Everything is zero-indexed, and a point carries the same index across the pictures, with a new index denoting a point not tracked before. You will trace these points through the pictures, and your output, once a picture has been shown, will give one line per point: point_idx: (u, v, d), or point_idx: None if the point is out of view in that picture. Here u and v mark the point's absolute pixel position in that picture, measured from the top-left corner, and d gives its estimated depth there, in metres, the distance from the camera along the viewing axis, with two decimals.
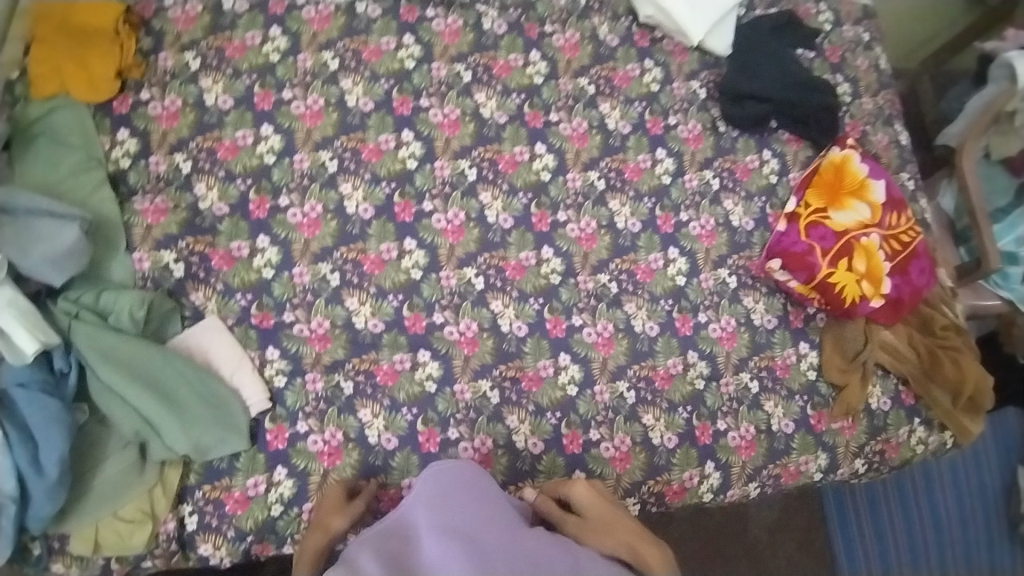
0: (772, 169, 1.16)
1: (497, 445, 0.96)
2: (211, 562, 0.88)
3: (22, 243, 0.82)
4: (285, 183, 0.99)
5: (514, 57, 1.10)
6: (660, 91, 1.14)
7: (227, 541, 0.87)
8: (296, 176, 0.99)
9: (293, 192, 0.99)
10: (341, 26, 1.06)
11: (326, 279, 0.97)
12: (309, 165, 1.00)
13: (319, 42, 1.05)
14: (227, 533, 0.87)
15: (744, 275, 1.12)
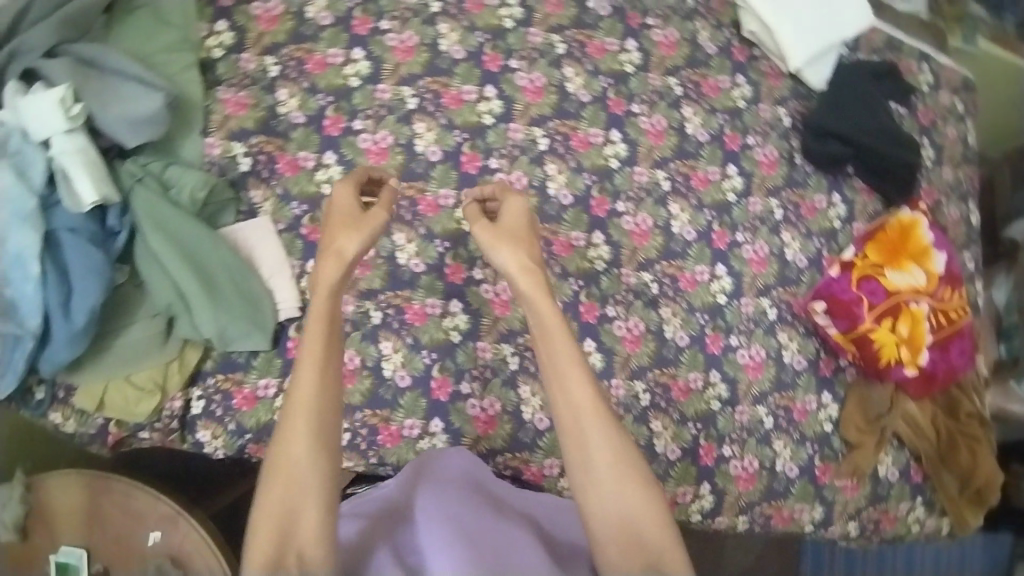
0: (837, 214, 1.14)
1: (504, 410, 0.96)
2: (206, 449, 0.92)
3: (105, 99, 0.84)
4: (363, 108, 0.99)
5: (610, 40, 1.08)
6: (745, 109, 1.13)
7: (227, 434, 0.91)
8: (375, 104, 1.00)
9: (369, 118, 0.99)
10: None
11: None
12: (389, 97, 1.00)
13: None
14: (228, 425, 0.91)
15: (785, 310, 1.10)
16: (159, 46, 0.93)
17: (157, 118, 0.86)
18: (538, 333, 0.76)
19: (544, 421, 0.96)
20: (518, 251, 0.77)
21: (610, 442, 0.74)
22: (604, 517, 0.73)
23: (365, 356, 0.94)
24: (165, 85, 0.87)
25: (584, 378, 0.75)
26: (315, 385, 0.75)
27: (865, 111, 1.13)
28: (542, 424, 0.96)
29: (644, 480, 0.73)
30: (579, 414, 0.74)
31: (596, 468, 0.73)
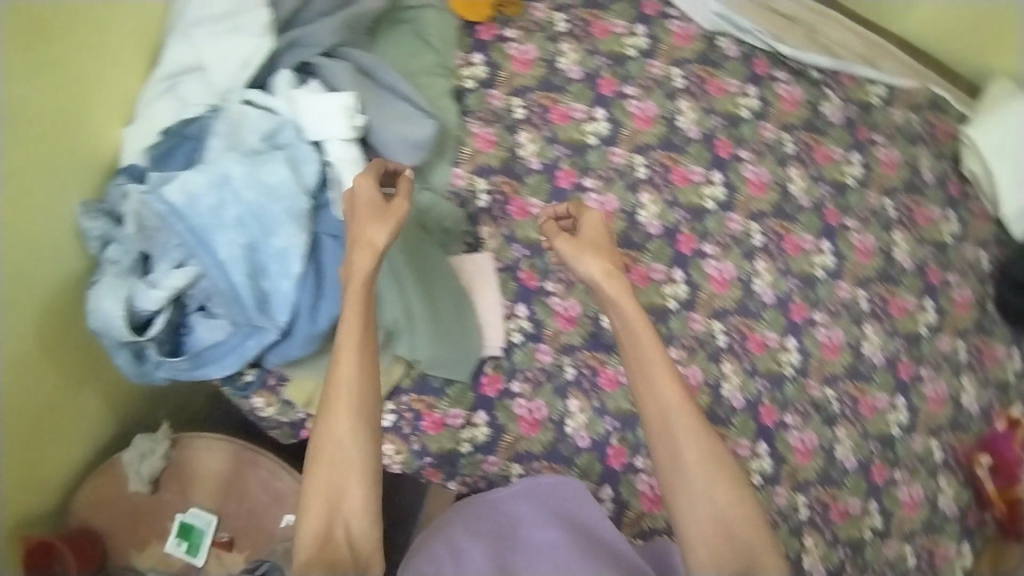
0: (926, 321, 1.06)
1: (548, 418, 0.95)
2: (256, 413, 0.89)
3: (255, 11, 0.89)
4: (474, 109, 1.01)
5: (731, 81, 1.06)
6: (853, 188, 1.07)
7: (278, 402, 0.88)
8: (486, 107, 1.01)
9: (479, 119, 1.01)
10: None
11: (477, 195, 0.99)
12: (500, 105, 1.01)
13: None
14: (280, 394, 0.88)
15: (848, 405, 1.03)
16: None
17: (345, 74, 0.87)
18: (631, 343, 0.78)
19: (584, 439, 0.95)
20: (603, 259, 0.81)
21: (710, 450, 0.74)
22: (708, 524, 0.72)
23: None
24: (336, 37, 0.89)
25: (676, 390, 0.76)
26: (353, 382, 0.77)
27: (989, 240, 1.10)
28: (583, 441, 0.95)
29: (738, 488, 0.74)
30: (669, 422, 0.75)
31: (677, 464, 0.74)
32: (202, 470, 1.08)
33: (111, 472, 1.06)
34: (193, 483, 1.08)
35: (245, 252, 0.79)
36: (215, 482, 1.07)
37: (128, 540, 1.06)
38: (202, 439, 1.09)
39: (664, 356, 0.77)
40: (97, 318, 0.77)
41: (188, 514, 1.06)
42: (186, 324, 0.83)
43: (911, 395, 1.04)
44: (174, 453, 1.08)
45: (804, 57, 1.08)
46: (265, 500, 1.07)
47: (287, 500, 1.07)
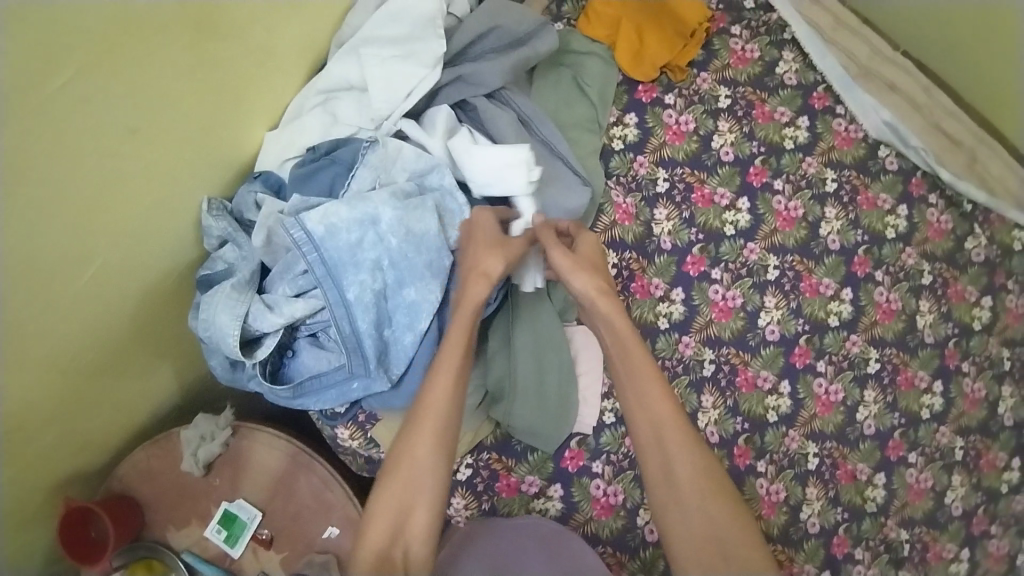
0: (1010, 478, 1.05)
1: (623, 505, 0.90)
2: (337, 441, 0.85)
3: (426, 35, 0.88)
4: (618, 171, 0.98)
5: (883, 197, 1.03)
6: (977, 332, 1.03)
7: (363, 436, 0.85)
8: (630, 171, 0.98)
9: (619, 183, 0.98)
10: (753, 73, 1.04)
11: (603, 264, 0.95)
12: (644, 173, 0.98)
13: (723, 74, 1.04)
14: (367, 430, 0.85)
15: (917, 550, 1.00)
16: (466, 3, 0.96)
17: (507, 122, 0.89)
18: (622, 354, 0.84)
19: (653, 534, 0.90)
20: (595, 278, 0.84)
21: (691, 454, 0.79)
22: (683, 519, 0.78)
23: None
24: (501, 78, 0.89)
25: (668, 406, 0.81)
26: (435, 411, 0.77)
27: None
28: (652, 535, 0.90)
29: (721, 492, 0.78)
30: (665, 433, 0.80)
31: (670, 475, 0.79)
32: (256, 464, 1.02)
33: (169, 445, 1.02)
34: (243, 476, 1.01)
35: (374, 299, 0.79)
36: (267, 479, 1.01)
37: (167, 517, 1.00)
38: (263, 433, 1.03)
39: (657, 372, 0.82)
40: (210, 328, 0.74)
41: (233, 503, 0.99)
42: (293, 348, 0.82)
43: (976, 549, 1.02)
44: (233, 441, 1.02)
45: (966, 189, 1.04)
46: (314, 508, 1.00)
47: (335, 513, 0.99)
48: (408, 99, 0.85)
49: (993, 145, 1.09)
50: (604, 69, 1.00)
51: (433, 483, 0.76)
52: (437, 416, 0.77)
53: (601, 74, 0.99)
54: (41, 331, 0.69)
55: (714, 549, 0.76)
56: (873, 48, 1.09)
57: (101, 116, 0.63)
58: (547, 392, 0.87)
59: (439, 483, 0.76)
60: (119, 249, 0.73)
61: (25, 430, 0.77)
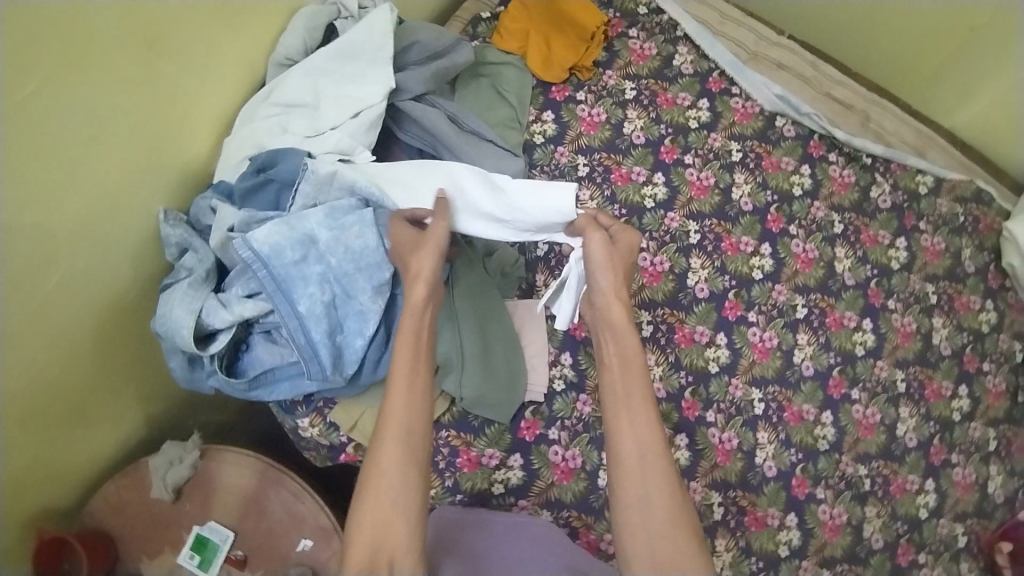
0: (960, 407, 1.10)
1: (583, 468, 0.95)
2: (300, 432, 0.91)
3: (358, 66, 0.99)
4: (541, 162, 1.08)
5: (786, 159, 1.13)
6: (897, 271, 1.11)
7: (323, 424, 0.91)
8: (553, 162, 1.08)
9: (543, 172, 1.07)
10: (653, 67, 1.16)
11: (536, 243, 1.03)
12: (565, 161, 1.08)
13: (627, 70, 1.16)
14: (326, 417, 0.91)
15: (879, 483, 1.04)
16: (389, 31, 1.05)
17: (439, 121, 0.98)
18: (618, 364, 0.81)
19: None
20: (616, 276, 0.85)
21: (665, 482, 0.73)
22: (644, 546, 0.71)
23: None
24: (425, 85, 1.01)
25: (652, 428, 0.76)
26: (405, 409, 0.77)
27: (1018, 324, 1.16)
28: None
29: (681, 528, 0.71)
30: (644, 460, 0.74)
31: (647, 500, 0.73)
32: (224, 484, 1.06)
33: (137, 476, 1.06)
34: (215, 498, 1.05)
35: (325, 310, 0.85)
36: (234, 497, 1.05)
37: (141, 548, 1.03)
38: (228, 453, 1.08)
39: (647, 392, 0.78)
40: (166, 320, 0.81)
41: (205, 527, 1.03)
42: (248, 341, 0.89)
43: (940, 480, 1.07)
44: (200, 462, 1.07)
45: (863, 143, 1.15)
46: (285, 522, 1.04)
47: (308, 525, 1.04)
48: (353, 120, 0.95)
49: (882, 105, 1.22)
50: (519, 75, 1.11)
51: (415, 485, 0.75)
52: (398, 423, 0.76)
53: (517, 80, 1.11)
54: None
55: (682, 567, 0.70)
56: (757, 34, 1.22)
57: (58, 127, 0.75)
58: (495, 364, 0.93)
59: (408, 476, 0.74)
60: (78, 260, 0.84)
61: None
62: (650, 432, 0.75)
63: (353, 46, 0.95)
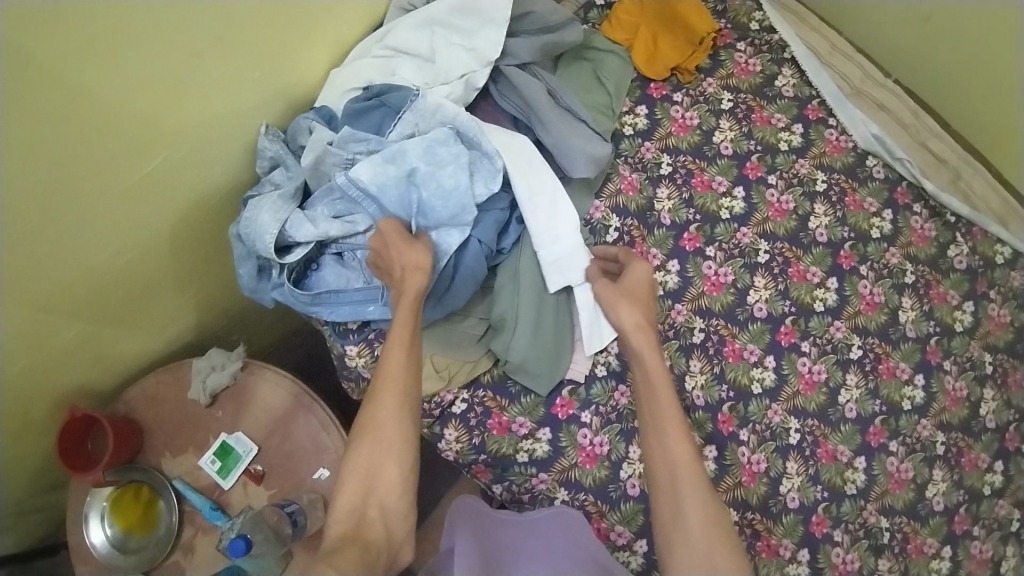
0: (992, 482, 1.07)
1: (608, 456, 0.95)
2: (346, 360, 0.94)
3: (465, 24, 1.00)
4: (627, 152, 1.09)
5: (870, 200, 1.11)
6: (959, 334, 1.09)
7: (369, 356, 0.93)
8: (638, 154, 1.09)
9: (627, 163, 1.08)
10: (754, 84, 1.16)
11: (608, 229, 1.04)
12: (650, 157, 1.09)
13: (728, 81, 1.16)
14: (374, 350, 0.93)
15: (898, 539, 1.02)
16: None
17: (537, 92, 0.99)
18: (648, 386, 0.83)
19: (636, 488, 0.94)
20: (635, 310, 0.88)
21: (696, 490, 0.78)
22: (678, 540, 0.77)
23: None
24: (531, 55, 1.02)
25: (686, 442, 0.80)
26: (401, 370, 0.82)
27: None
28: (634, 490, 0.94)
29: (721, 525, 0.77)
30: (682, 469, 0.79)
31: (680, 511, 0.78)
32: (258, 400, 1.08)
33: (179, 374, 1.09)
34: (246, 411, 1.07)
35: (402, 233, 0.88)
36: (265, 414, 1.07)
37: (167, 443, 1.07)
38: (269, 371, 1.09)
39: (677, 412, 0.81)
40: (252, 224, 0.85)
41: (231, 437, 1.06)
42: (319, 262, 0.93)
43: (958, 549, 1.04)
44: (241, 374, 1.08)
45: (949, 200, 1.13)
46: (307, 449, 1.05)
47: (328, 456, 1.04)
48: (461, 80, 0.97)
49: (976, 166, 1.19)
50: (621, 66, 1.11)
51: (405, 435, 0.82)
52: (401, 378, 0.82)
53: (618, 70, 1.11)
54: (88, 205, 0.80)
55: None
56: (863, 70, 1.21)
57: (192, 28, 0.77)
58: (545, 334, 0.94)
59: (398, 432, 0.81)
60: (176, 155, 0.86)
61: (61, 298, 0.87)
62: (682, 451, 0.79)
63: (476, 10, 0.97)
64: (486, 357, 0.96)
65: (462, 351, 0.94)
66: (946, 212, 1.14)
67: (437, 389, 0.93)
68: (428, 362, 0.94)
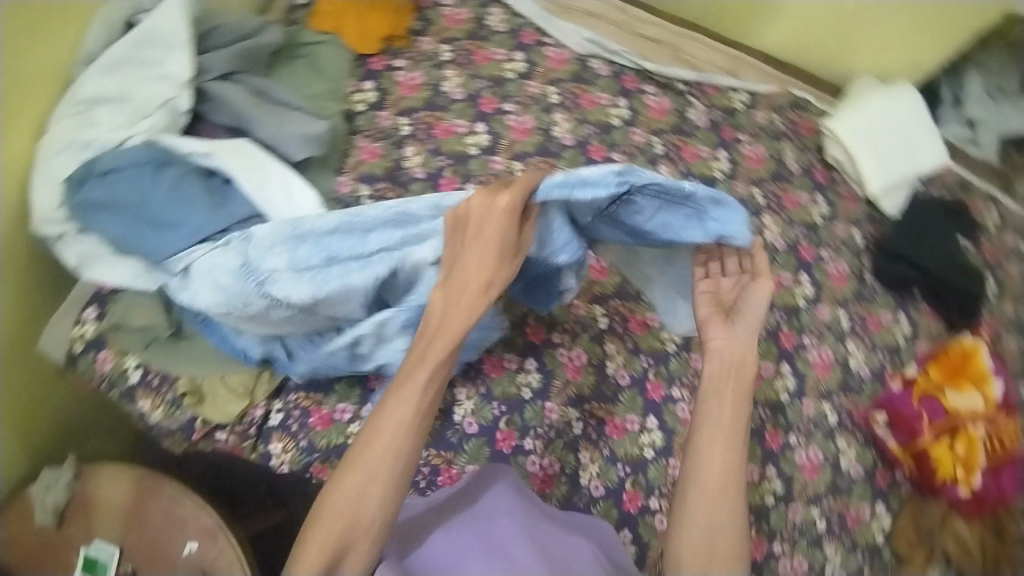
0: (902, 332, 1.20)
1: (562, 471, 1.07)
2: (272, 461, 1.03)
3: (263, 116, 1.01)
4: (477, 173, 1.11)
5: (702, 147, 1.22)
6: (822, 224, 1.23)
7: (163, 402, 1.01)
8: (488, 171, 1.11)
9: (480, 183, 1.10)
10: (573, 70, 1.23)
11: (360, 200, 1.06)
12: (501, 168, 1.11)
13: (549, 75, 1.21)
14: (165, 395, 1.01)
15: (846, 418, 1.12)
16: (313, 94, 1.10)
17: (238, 94, 1.02)
18: (733, 391, 0.95)
19: (599, 488, 1.06)
20: (734, 378, 0.95)
21: (730, 503, 0.90)
22: (700, 533, 0.89)
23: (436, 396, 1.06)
24: (230, 65, 1.04)
25: (738, 459, 0.92)
26: (393, 427, 0.88)
27: (939, 240, 1.22)
28: (598, 491, 1.06)
29: (737, 539, 0.90)
30: (725, 482, 0.91)
31: (713, 516, 0.90)
32: (184, 519, 1.03)
33: None
34: None
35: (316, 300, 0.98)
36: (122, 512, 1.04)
37: None
38: (107, 467, 1.07)
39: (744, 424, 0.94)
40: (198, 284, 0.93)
41: None
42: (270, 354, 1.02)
43: None
44: (76, 485, 1.07)
45: (738, 86, 1.29)
46: None
47: None
48: (162, 108, 0.98)
49: (694, 36, 1.29)
50: (334, 52, 1.14)
51: (392, 502, 0.87)
52: (380, 452, 0.87)
53: (334, 57, 1.14)
54: None
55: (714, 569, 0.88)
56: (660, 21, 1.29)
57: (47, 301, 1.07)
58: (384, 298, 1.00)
59: (385, 490, 0.87)
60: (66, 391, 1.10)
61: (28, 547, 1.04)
62: (724, 464, 0.91)
63: (152, 38, 0.97)
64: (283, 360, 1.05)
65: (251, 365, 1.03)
66: (735, 101, 1.28)
67: (244, 407, 1.03)
68: (219, 385, 1.02)
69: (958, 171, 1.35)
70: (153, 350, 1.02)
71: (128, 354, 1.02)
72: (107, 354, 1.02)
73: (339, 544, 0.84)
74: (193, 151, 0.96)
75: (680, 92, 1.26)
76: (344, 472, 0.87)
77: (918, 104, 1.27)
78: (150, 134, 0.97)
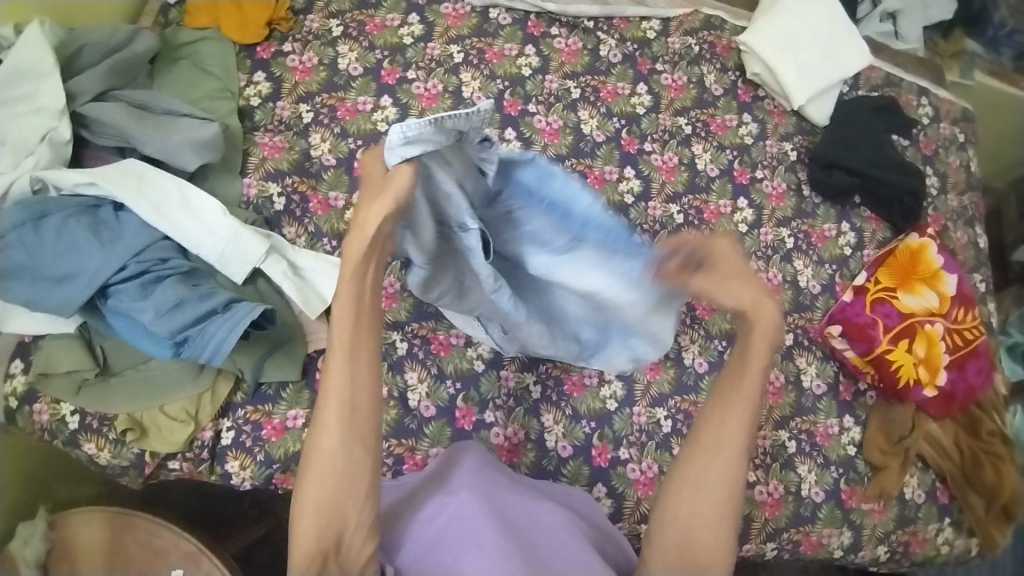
0: (848, 242, 1.19)
1: (528, 438, 1.01)
2: (233, 480, 0.94)
3: (165, 132, 0.96)
4: None
5: (621, 85, 1.17)
6: (753, 145, 1.20)
7: (108, 443, 0.92)
8: None
9: None
10: (473, 26, 1.16)
11: (271, 199, 1.02)
12: None
13: (449, 35, 1.15)
14: (108, 435, 0.92)
15: (801, 335, 1.12)
16: (201, 96, 1.04)
17: (114, 112, 0.95)
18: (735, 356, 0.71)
19: (567, 448, 1.01)
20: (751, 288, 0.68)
21: (726, 478, 0.70)
22: (677, 528, 0.71)
23: (392, 386, 1.00)
24: (103, 83, 0.97)
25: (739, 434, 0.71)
26: (348, 381, 0.65)
27: (868, 143, 1.20)
28: (566, 451, 1.01)
29: (727, 516, 0.70)
30: (718, 456, 0.71)
31: (701, 484, 0.71)
32: (164, 549, 0.95)
33: None
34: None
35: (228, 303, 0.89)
36: (102, 551, 0.95)
37: None
38: (77, 514, 0.98)
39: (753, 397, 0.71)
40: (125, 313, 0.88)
41: None
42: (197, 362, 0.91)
43: None
44: (52, 533, 0.97)
45: (647, 13, 1.23)
46: None
47: None
48: (44, 142, 0.91)
49: None
50: (219, 48, 1.07)
51: (362, 447, 0.65)
52: (338, 426, 0.65)
53: (217, 52, 1.07)
54: None
55: (694, 552, 0.70)
56: None
57: None
58: (307, 290, 0.98)
59: (373, 448, 0.66)
60: None
61: None
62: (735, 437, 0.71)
63: (18, 72, 0.90)
64: (221, 380, 0.94)
65: (190, 388, 0.92)
66: (646, 29, 1.23)
67: (191, 433, 0.92)
68: (159, 416, 0.91)
69: (883, 69, 1.32)
70: (85, 396, 0.90)
71: (62, 400, 0.92)
72: (42, 404, 0.92)
73: (328, 531, 0.64)
74: (75, 184, 0.89)
75: (588, 29, 1.20)
76: (317, 415, 0.66)
77: (833, 8, 1.25)
78: (32, 172, 0.89)
